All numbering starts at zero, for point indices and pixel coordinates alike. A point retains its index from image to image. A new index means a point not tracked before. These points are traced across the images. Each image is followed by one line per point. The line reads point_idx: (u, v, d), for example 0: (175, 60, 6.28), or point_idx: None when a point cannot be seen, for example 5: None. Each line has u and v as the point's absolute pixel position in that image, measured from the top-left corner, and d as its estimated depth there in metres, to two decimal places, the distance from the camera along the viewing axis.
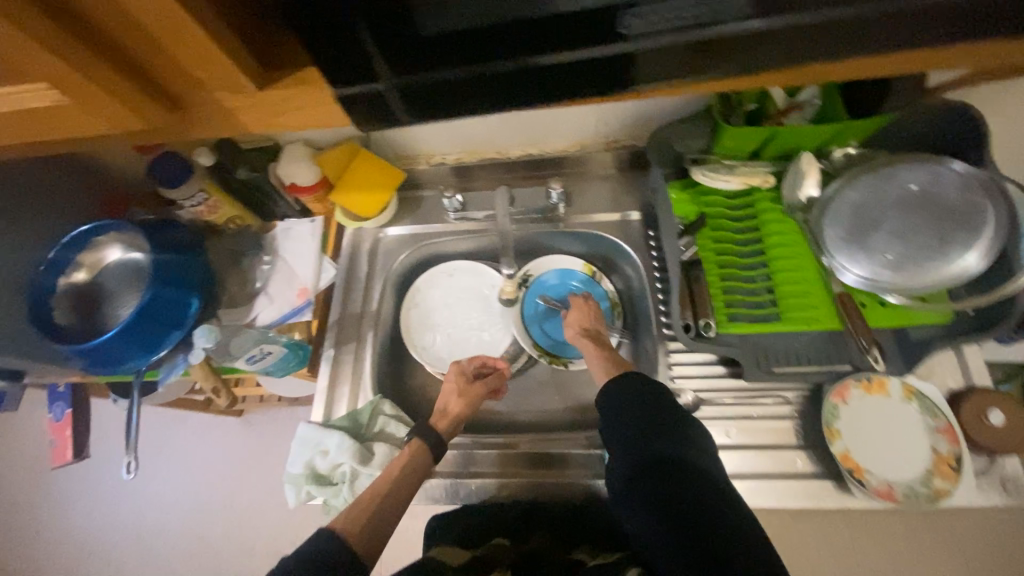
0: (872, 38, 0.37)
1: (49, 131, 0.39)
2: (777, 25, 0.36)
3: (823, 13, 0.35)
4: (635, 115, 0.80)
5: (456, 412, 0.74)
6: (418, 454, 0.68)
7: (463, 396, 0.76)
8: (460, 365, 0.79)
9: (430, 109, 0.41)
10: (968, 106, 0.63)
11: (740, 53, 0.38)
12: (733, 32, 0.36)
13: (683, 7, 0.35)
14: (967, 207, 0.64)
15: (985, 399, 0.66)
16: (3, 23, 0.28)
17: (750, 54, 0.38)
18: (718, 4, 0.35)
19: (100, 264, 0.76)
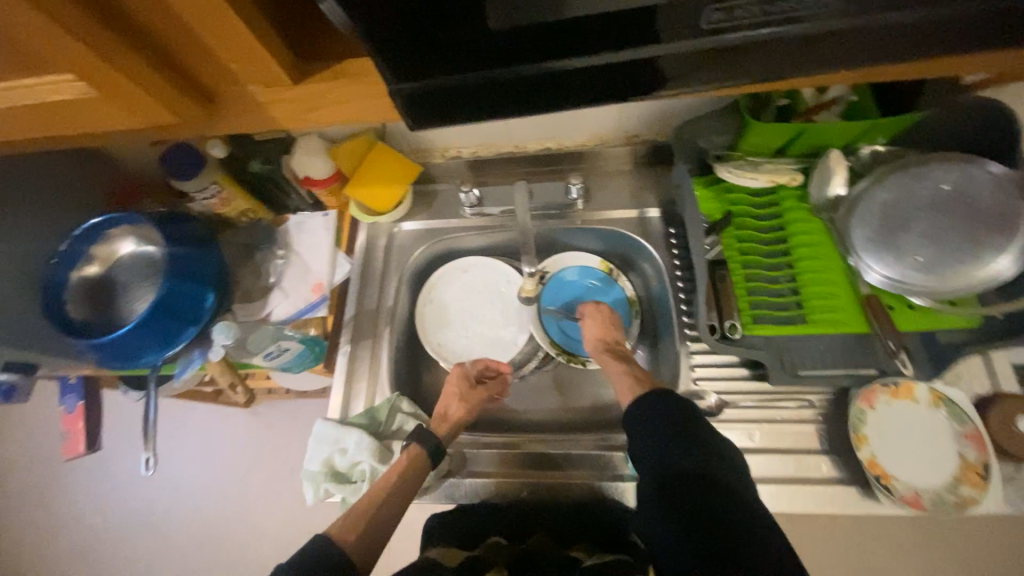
0: (945, 38, 0.33)
1: (75, 124, 0.38)
2: (844, 26, 0.32)
3: (894, 14, 0.31)
4: (659, 110, 0.78)
5: (455, 417, 0.74)
6: (414, 463, 0.66)
7: (464, 400, 0.75)
8: (462, 368, 0.78)
9: (446, 115, 0.37)
10: (1010, 107, 0.61)
11: (798, 56, 0.34)
12: (796, 34, 0.32)
13: (745, 8, 0.30)
14: (1001, 210, 0.63)
15: (1017, 406, 0.64)
16: (26, 6, 0.27)
17: (807, 57, 0.34)
18: (787, 4, 0.30)
19: (113, 257, 0.75)
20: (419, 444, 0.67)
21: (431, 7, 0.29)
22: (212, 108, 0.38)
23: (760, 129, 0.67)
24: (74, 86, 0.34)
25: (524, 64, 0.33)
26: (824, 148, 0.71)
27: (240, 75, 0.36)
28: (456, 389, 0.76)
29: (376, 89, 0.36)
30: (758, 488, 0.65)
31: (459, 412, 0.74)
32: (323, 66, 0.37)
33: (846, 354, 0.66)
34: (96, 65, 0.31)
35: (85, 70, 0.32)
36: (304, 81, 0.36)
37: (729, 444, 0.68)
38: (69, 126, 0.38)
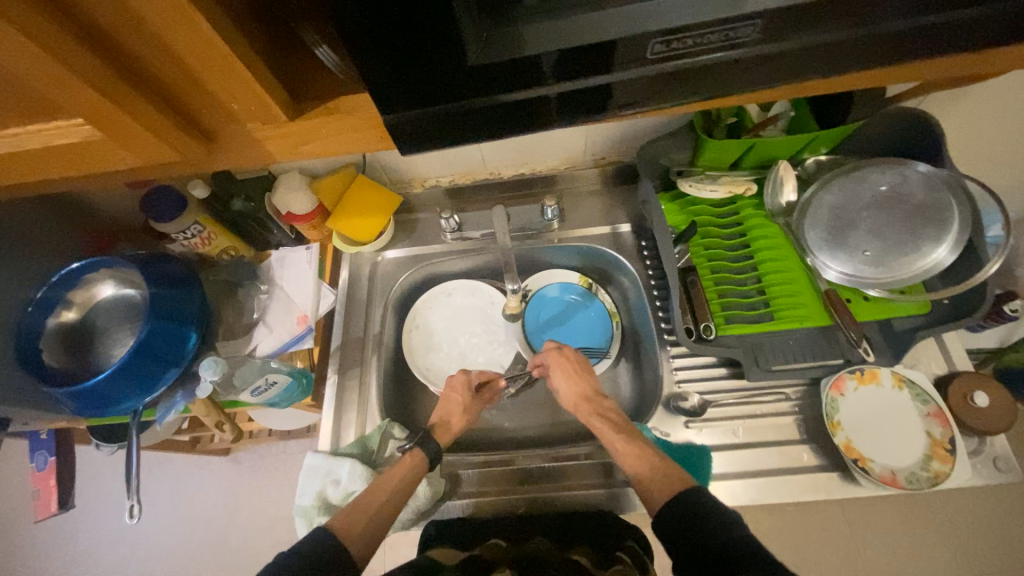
0: (860, 57, 0.37)
1: (74, 168, 0.39)
2: (771, 50, 0.36)
3: (814, 37, 0.35)
4: (622, 133, 0.84)
5: (456, 428, 0.73)
6: (415, 466, 0.67)
7: (466, 410, 0.75)
8: (464, 375, 0.78)
9: (432, 141, 0.40)
10: (928, 116, 0.69)
11: (734, 77, 0.38)
12: (731, 57, 0.36)
13: (685, 36, 0.35)
14: (934, 205, 0.69)
15: (972, 382, 0.70)
16: (47, 59, 0.28)
17: (743, 78, 0.38)
18: (721, 31, 0.34)
19: (92, 302, 0.74)
20: (423, 450, 0.68)
21: (414, 47, 0.32)
22: (212, 147, 0.40)
23: (715, 146, 0.73)
24: (81, 129, 0.35)
25: (493, 94, 0.37)
26: (773, 160, 0.77)
27: (238, 115, 0.37)
28: (458, 399, 0.76)
29: (365, 122, 0.39)
30: (745, 481, 0.68)
31: (461, 423, 0.74)
32: (315, 104, 0.39)
33: (813, 346, 0.71)
34: (103, 110, 0.32)
35: (91, 114, 0.33)
36: (297, 117, 0.39)
37: (716, 441, 0.71)
38: (70, 169, 0.39)
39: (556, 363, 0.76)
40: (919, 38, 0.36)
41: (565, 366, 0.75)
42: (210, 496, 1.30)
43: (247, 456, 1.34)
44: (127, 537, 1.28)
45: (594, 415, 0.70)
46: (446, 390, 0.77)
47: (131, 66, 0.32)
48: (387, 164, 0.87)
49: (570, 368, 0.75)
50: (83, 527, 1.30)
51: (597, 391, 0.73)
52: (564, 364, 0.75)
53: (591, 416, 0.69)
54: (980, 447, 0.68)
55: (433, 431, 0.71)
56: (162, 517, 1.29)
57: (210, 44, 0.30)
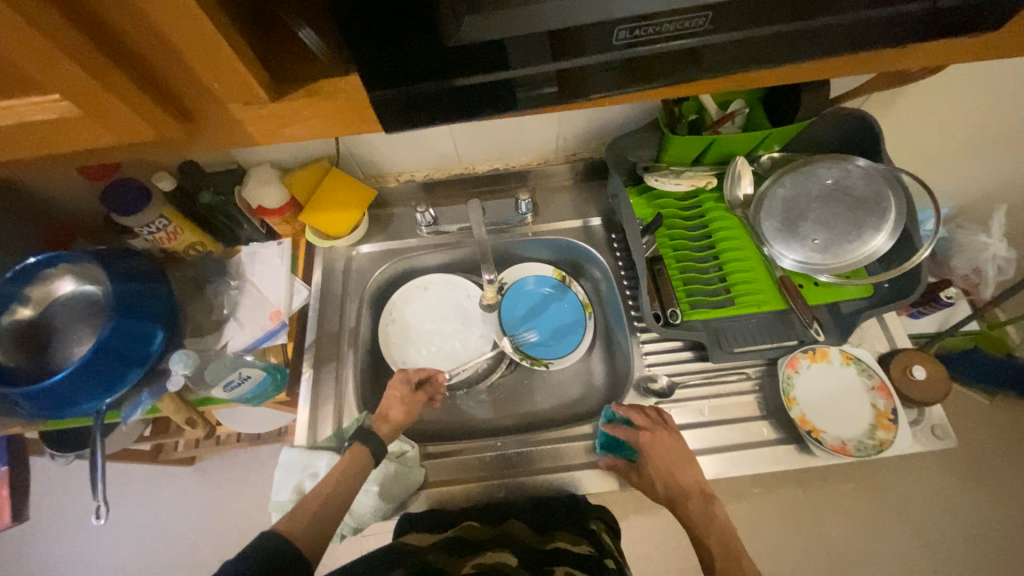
0: (796, 48, 0.41)
1: (45, 146, 0.38)
2: (717, 40, 0.39)
3: (752, 30, 0.39)
4: (592, 130, 0.87)
5: (396, 421, 0.72)
6: (356, 459, 0.67)
7: (407, 403, 0.75)
8: (404, 372, 0.78)
9: (409, 121, 0.41)
10: (868, 115, 0.75)
11: (683, 67, 0.41)
12: (682, 45, 0.39)
13: (638, 24, 0.37)
14: (874, 197, 0.76)
15: (909, 358, 0.76)
16: (25, 28, 0.28)
17: (693, 67, 0.42)
18: (671, 21, 0.37)
19: (50, 298, 0.71)
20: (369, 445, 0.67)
21: (393, 25, 0.34)
22: (192, 127, 0.40)
23: (678, 142, 0.78)
24: (58, 105, 0.35)
25: (468, 75, 0.39)
26: (732, 156, 0.81)
27: (220, 95, 0.38)
28: (400, 393, 0.76)
29: (346, 107, 0.40)
30: (711, 457, 0.72)
31: (400, 415, 0.73)
32: (296, 87, 0.40)
33: (770, 328, 0.76)
34: (84, 84, 0.32)
35: (71, 89, 0.32)
36: (279, 99, 0.39)
37: (684, 421, 0.75)
38: (42, 147, 0.38)
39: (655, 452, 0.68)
40: (846, 33, 0.40)
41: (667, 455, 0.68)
42: (175, 507, 1.25)
43: (214, 464, 1.29)
44: (83, 554, 1.22)
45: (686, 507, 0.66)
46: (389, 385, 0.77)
47: (110, 40, 0.32)
48: (361, 158, 0.87)
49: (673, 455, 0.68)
50: (34, 545, 1.22)
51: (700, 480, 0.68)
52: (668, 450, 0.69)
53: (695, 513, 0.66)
54: (919, 416, 0.75)
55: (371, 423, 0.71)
56: (122, 530, 1.23)
57: (191, 18, 0.31)
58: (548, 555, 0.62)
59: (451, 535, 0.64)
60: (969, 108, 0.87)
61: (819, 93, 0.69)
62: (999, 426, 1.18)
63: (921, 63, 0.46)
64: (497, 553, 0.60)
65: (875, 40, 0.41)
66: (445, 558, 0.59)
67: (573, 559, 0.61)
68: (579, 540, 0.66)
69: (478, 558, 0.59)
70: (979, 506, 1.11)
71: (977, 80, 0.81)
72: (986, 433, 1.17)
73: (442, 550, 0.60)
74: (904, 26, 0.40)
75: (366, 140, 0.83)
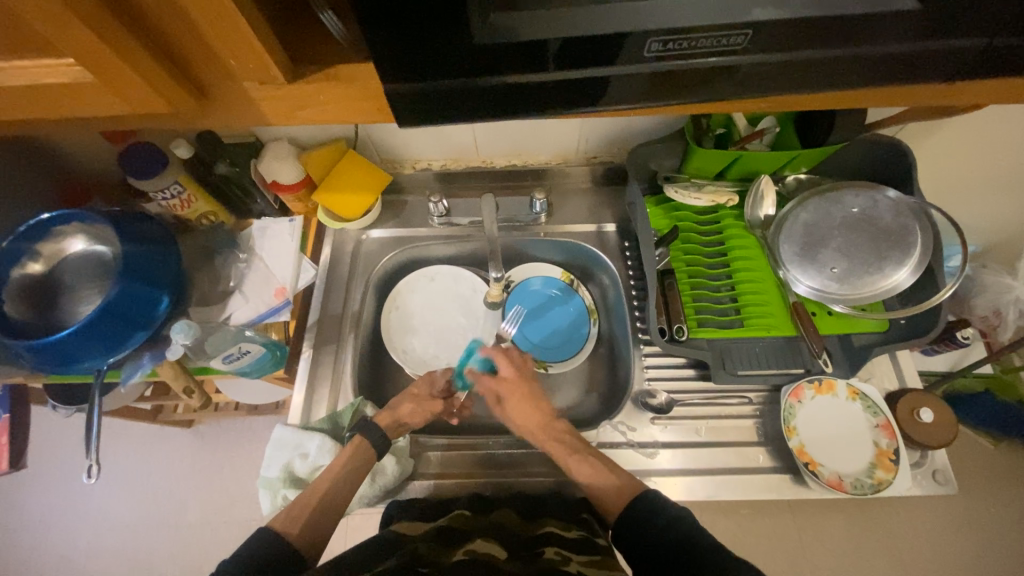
0: (832, 76, 0.39)
1: (61, 108, 0.38)
2: (748, 60, 0.38)
3: (785, 53, 0.37)
4: (614, 135, 0.85)
5: (401, 416, 0.72)
6: (355, 455, 0.67)
7: (420, 405, 0.74)
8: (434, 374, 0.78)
9: (425, 115, 0.40)
10: (901, 143, 0.73)
11: (711, 85, 0.40)
12: (714, 61, 0.38)
13: (667, 35, 0.36)
14: (900, 230, 0.73)
15: (918, 399, 0.74)
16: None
17: (721, 87, 0.40)
18: (701, 37, 0.36)
19: (60, 255, 0.72)
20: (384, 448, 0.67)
21: (415, 15, 0.33)
22: (206, 101, 0.40)
23: (701, 155, 0.75)
24: (72, 70, 0.35)
25: (487, 74, 0.38)
26: (756, 174, 0.79)
27: (236, 71, 0.37)
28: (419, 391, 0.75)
29: (364, 94, 0.40)
30: (702, 478, 0.71)
31: (409, 415, 0.73)
32: (316, 69, 0.39)
33: (777, 354, 0.74)
34: (98, 53, 0.32)
35: (85, 54, 0.32)
36: (296, 80, 0.39)
37: (680, 439, 0.74)
38: (56, 109, 0.38)
39: (506, 391, 0.72)
40: (888, 63, 0.38)
41: (516, 397, 0.71)
42: (169, 468, 1.28)
43: (210, 429, 1.31)
44: (76, 505, 1.24)
45: (551, 441, 0.68)
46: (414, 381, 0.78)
47: (128, 9, 0.32)
48: (379, 142, 0.86)
49: (524, 394, 0.71)
50: (30, 492, 1.26)
51: (551, 416, 0.70)
52: (518, 391, 0.71)
53: (547, 444, 0.68)
54: (922, 459, 0.73)
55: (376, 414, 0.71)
56: (116, 485, 1.26)
57: None
58: (538, 539, 0.60)
59: (440, 525, 0.62)
60: (1009, 147, 0.83)
61: (855, 118, 0.67)
62: (1003, 473, 1.15)
63: (960, 100, 0.44)
64: (487, 542, 0.58)
65: (919, 75, 0.39)
66: (433, 549, 0.56)
67: (565, 541, 0.59)
68: (572, 526, 0.63)
69: (466, 547, 0.57)
70: (972, 550, 1.08)
71: (1021, 118, 0.78)
72: (988, 477, 1.15)
73: (433, 541, 0.58)
74: (956, 59, 0.38)
75: (386, 125, 0.82)
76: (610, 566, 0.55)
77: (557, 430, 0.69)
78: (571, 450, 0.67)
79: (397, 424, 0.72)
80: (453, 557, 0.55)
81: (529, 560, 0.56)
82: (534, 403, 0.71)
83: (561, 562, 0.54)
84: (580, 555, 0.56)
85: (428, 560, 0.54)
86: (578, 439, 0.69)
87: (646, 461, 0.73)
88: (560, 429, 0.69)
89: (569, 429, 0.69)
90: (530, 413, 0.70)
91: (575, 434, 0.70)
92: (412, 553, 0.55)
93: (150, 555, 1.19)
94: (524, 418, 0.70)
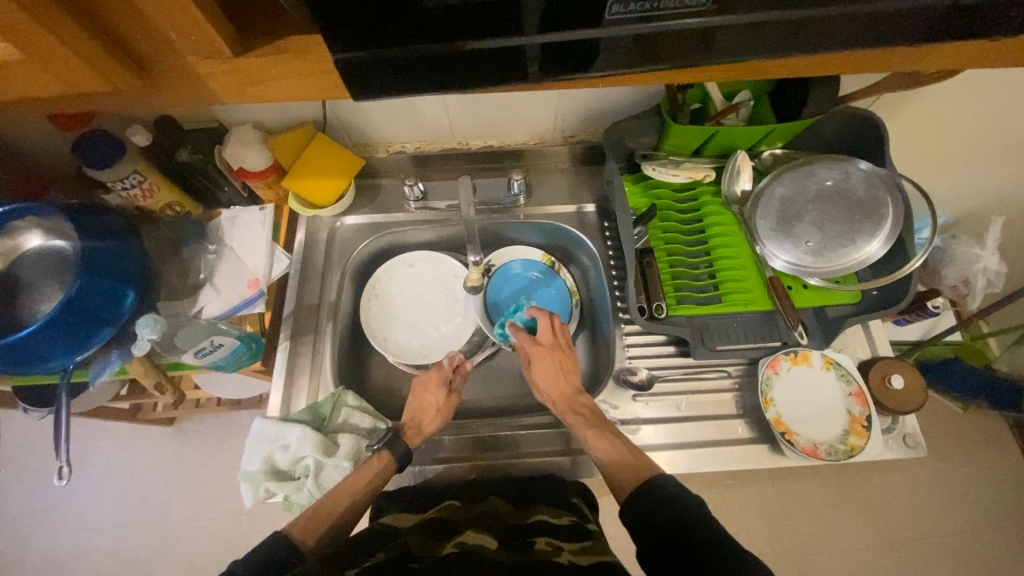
0: (801, 40, 0.39)
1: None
2: (716, 24, 0.37)
3: (754, 15, 0.37)
4: (590, 112, 0.84)
5: (430, 431, 0.72)
6: (383, 467, 0.66)
7: (440, 410, 0.73)
8: (439, 370, 0.76)
9: (384, 86, 0.40)
10: (872, 114, 0.73)
11: (680, 52, 0.39)
12: (679, 25, 0.37)
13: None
14: (872, 201, 0.74)
15: (890, 367, 0.76)
16: None
17: (691, 54, 0.40)
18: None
19: (17, 251, 0.68)
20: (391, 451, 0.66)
21: None
22: (150, 80, 0.39)
23: (677, 132, 0.75)
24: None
25: (445, 41, 0.37)
26: (732, 149, 0.79)
27: (178, 46, 0.37)
28: (434, 399, 0.74)
29: (316, 68, 0.39)
30: (683, 452, 0.72)
31: (434, 425, 0.72)
32: (265, 43, 0.39)
33: (754, 328, 0.75)
34: (22, 25, 0.32)
35: (11, 30, 0.32)
36: (245, 54, 0.38)
37: (661, 415, 0.75)
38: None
39: (535, 354, 0.74)
40: (855, 28, 0.38)
41: (546, 361, 0.73)
42: (152, 467, 1.26)
43: (192, 426, 1.29)
44: (57, 508, 1.22)
45: (570, 412, 0.70)
46: (419, 385, 0.75)
47: None
48: (350, 124, 0.84)
49: (559, 360, 0.74)
50: (8, 497, 1.23)
51: (576, 388, 0.72)
52: (554, 356, 0.74)
53: (567, 414, 0.70)
54: (893, 425, 0.75)
55: (404, 432, 0.70)
56: (97, 487, 1.23)
57: None
58: (528, 528, 0.61)
59: (429, 517, 0.62)
60: (977, 116, 0.85)
61: (827, 89, 0.67)
62: (970, 435, 1.20)
63: (930, 67, 0.44)
64: (478, 532, 0.59)
65: (882, 38, 0.39)
66: (423, 543, 0.57)
67: (554, 529, 0.60)
68: (562, 512, 0.65)
69: (457, 538, 0.57)
70: (941, 509, 1.13)
71: (989, 86, 0.79)
72: (957, 440, 1.20)
73: (421, 533, 0.59)
74: (913, 21, 0.38)
75: (356, 106, 0.79)
76: (600, 550, 0.56)
77: (578, 403, 0.70)
78: (589, 423, 0.68)
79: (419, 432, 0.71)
80: (442, 550, 0.55)
81: (519, 549, 0.56)
82: (565, 373, 0.73)
83: (552, 553, 0.55)
84: (571, 543, 0.57)
85: (418, 555, 0.54)
86: (597, 414, 0.70)
87: (629, 438, 0.74)
88: (582, 402, 0.71)
89: (590, 404, 0.71)
90: (559, 380, 0.72)
91: (595, 410, 0.70)
92: (401, 547, 0.55)
93: (137, 555, 1.18)
94: (551, 383, 0.72)
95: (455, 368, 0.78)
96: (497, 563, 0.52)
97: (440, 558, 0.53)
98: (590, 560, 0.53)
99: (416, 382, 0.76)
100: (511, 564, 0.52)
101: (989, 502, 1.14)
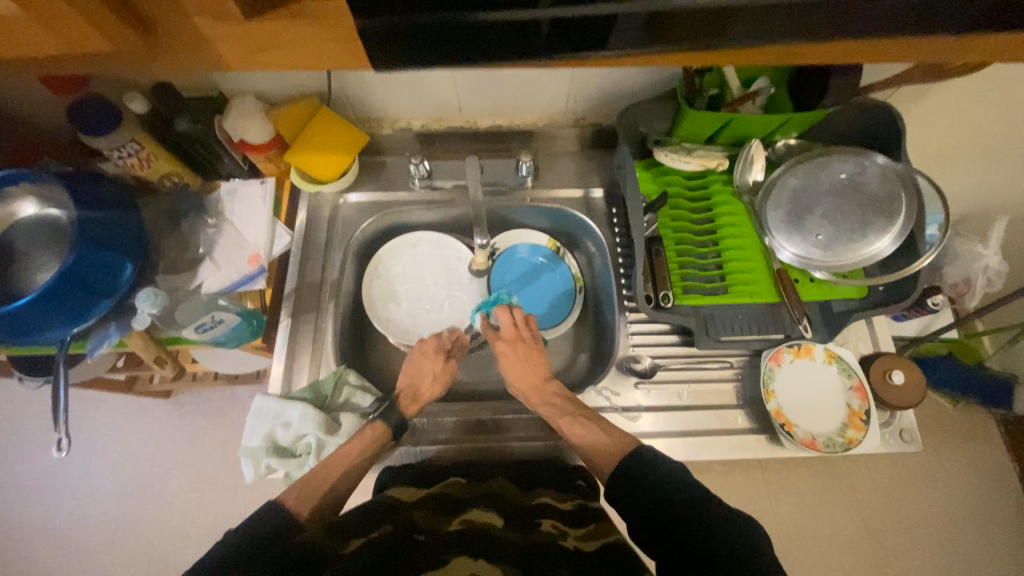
0: (824, 25, 0.38)
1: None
2: (741, 1, 0.36)
3: None
4: (604, 94, 0.82)
5: (426, 399, 0.71)
6: (376, 437, 0.66)
7: (437, 377, 0.73)
8: (437, 339, 0.77)
9: (398, 59, 0.38)
10: (891, 107, 0.71)
11: (707, 30, 0.38)
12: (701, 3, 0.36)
13: None
14: (885, 196, 0.73)
15: (891, 362, 0.77)
16: None
17: (720, 29, 0.38)
18: None
19: (11, 219, 0.66)
20: (384, 421, 0.67)
21: None
22: (152, 43, 0.38)
23: (693, 118, 0.73)
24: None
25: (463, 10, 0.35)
26: (746, 138, 0.78)
27: (186, 4, 0.35)
28: (431, 366, 0.74)
29: (334, 34, 0.38)
30: (684, 440, 0.73)
31: (431, 392, 0.72)
32: (276, 5, 0.37)
33: (759, 320, 0.75)
34: None
35: None
36: (255, 17, 0.37)
37: (661, 404, 0.75)
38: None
39: (505, 351, 0.75)
40: (883, 6, 0.37)
41: (509, 356, 0.74)
42: (150, 438, 1.26)
43: (189, 400, 1.29)
44: (56, 476, 1.23)
45: (543, 403, 0.70)
46: (415, 353, 0.75)
47: None
48: (355, 98, 0.81)
49: (522, 353, 0.74)
50: (6, 464, 1.23)
51: (545, 378, 0.72)
52: (517, 350, 0.74)
53: (539, 406, 0.70)
54: (890, 420, 0.76)
55: (400, 399, 0.70)
56: (95, 457, 1.24)
57: None
58: (534, 509, 0.61)
59: (435, 492, 0.63)
60: (995, 111, 0.83)
61: (848, 81, 0.65)
62: (959, 430, 1.22)
63: (964, 60, 0.43)
64: (485, 511, 0.59)
65: (903, 24, 0.38)
66: (430, 518, 0.57)
67: (560, 512, 0.61)
68: (567, 496, 0.65)
69: (463, 516, 0.57)
70: (928, 500, 1.16)
71: (1012, 82, 0.77)
72: (947, 433, 1.22)
73: (427, 508, 0.59)
74: (933, 4, 0.37)
75: (362, 79, 0.76)
76: (605, 532, 0.57)
77: (548, 393, 0.71)
78: (559, 413, 0.68)
79: (415, 400, 0.71)
80: (451, 526, 0.55)
81: (525, 528, 0.56)
82: (530, 364, 0.73)
83: (558, 536, 0.55)
84: (577, 528, 0.58)
85: (424, 528, 0.55)
86: (571, 401, 0.70)
87: (630, 425, 0.74)
88: (553, 392, 0.71)
89: (560, 392, 0.71)
90: (521, 374, 0.73)
91: (567, 398, 0.71)
92: (408, 520, 0.56)
93: (134, 524, 1.19)
94: (518, 377, 0.73)
95: (453, 341, 0.79)
96: (504, 540, 0.53)
97: (446, 536, 0.53)
98: (594, 545, 0.54)
99: (413, 350, 0.76)
100: (518, 544, 0.53)
101: (972, 496, 1.17)
